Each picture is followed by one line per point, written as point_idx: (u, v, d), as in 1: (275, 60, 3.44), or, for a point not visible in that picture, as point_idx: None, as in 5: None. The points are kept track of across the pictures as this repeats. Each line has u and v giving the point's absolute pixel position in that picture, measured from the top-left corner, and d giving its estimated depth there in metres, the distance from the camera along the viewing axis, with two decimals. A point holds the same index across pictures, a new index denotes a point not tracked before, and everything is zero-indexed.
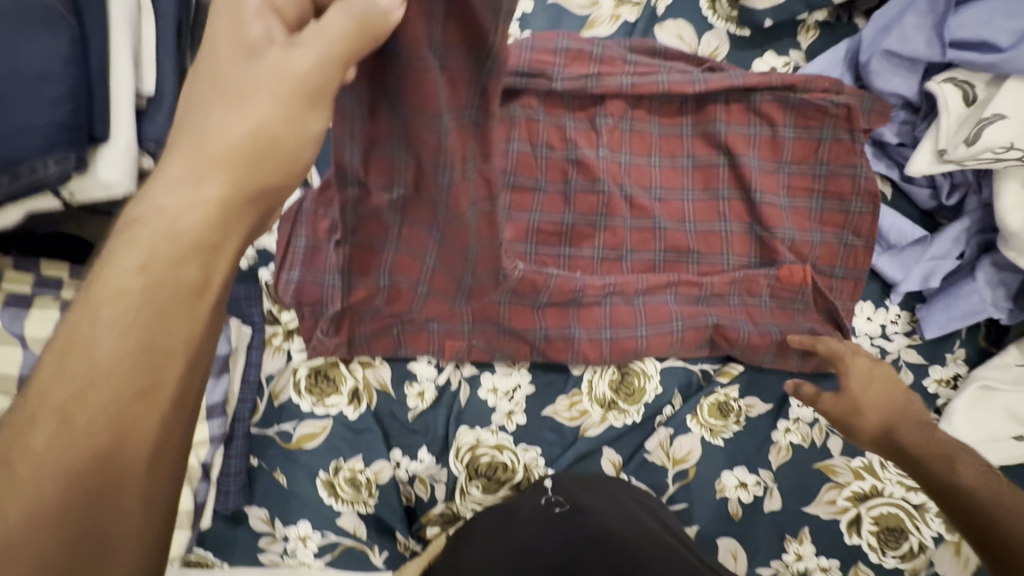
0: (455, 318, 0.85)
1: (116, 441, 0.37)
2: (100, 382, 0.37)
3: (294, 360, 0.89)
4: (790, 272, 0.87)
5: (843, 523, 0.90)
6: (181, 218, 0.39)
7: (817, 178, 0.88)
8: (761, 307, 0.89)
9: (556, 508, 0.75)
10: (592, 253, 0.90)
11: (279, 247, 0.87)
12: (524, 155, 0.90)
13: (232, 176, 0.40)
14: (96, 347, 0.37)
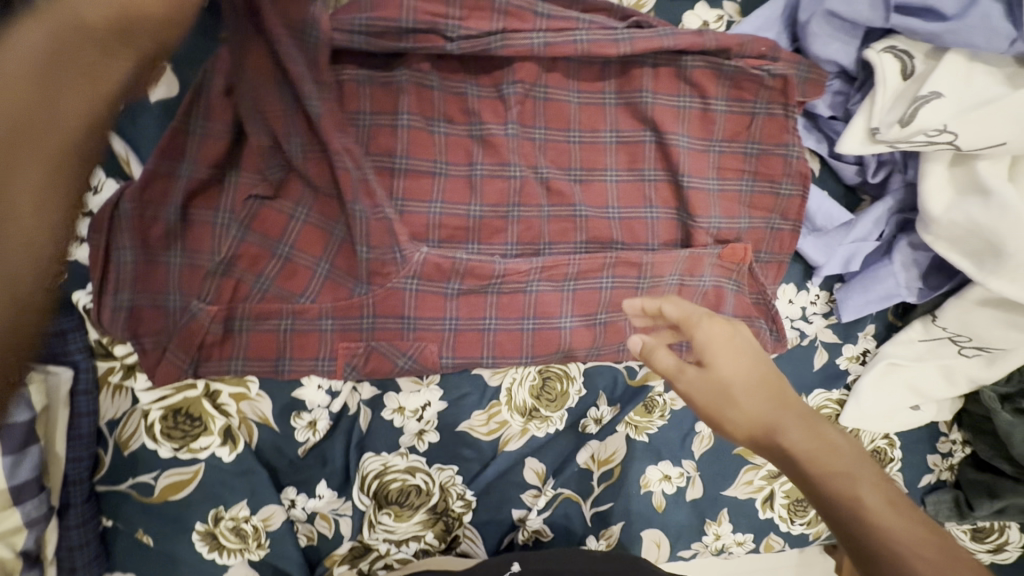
0: (354, 310, 0.74)
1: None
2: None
3: (143, 402, 0.72)
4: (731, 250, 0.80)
5: (757, 500, 0.92)
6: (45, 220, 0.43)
7: (745, 158, 0.79)
8: (699, 287, 0.81)
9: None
10: (504, 249, 0.78)
11: (94, 264, 0.66)
12: (418, 132, 0.74)
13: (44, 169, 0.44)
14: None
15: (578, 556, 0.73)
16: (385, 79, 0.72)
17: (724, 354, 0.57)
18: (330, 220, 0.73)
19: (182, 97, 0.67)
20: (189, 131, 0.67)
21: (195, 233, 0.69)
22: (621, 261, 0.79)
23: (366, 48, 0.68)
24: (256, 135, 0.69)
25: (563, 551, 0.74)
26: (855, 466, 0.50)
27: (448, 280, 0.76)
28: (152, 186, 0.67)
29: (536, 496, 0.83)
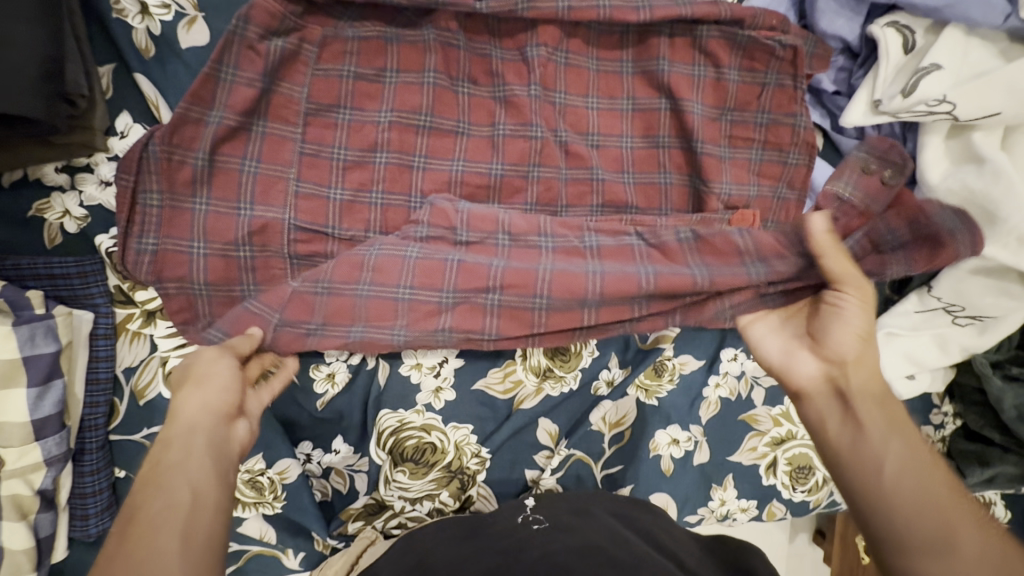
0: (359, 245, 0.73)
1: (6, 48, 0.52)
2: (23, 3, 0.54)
3: (161, 349, 0.70)
4: (741, 216, 0.80)
5: (761, 467, 0.94)
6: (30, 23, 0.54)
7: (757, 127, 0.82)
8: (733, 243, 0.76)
9: (535, 524, 0.70)
10: (586, 269, 0.75)
11: (121, 206, 0.66)
12: (443, 91, 0.76)
13: None
14: (12, 32, 0.53)
15: (602, 501, 0.75)
16: (412, 37, 0.74)
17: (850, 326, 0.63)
18: (390, 287, 0.72)
19: (213, 44, 0.68)
20: (220, 77, 0.68)
21: (220, 180, 0.70)
22: (697, 252, 0.77)
23: (396, 1, 0.70)
24: (285, 87, 0.71)
25: (587, 495, 0.77)
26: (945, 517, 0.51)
27: (450, 250, 0.74)
28: (182, 130, 0.67)
29: (549, 456, 0.84)
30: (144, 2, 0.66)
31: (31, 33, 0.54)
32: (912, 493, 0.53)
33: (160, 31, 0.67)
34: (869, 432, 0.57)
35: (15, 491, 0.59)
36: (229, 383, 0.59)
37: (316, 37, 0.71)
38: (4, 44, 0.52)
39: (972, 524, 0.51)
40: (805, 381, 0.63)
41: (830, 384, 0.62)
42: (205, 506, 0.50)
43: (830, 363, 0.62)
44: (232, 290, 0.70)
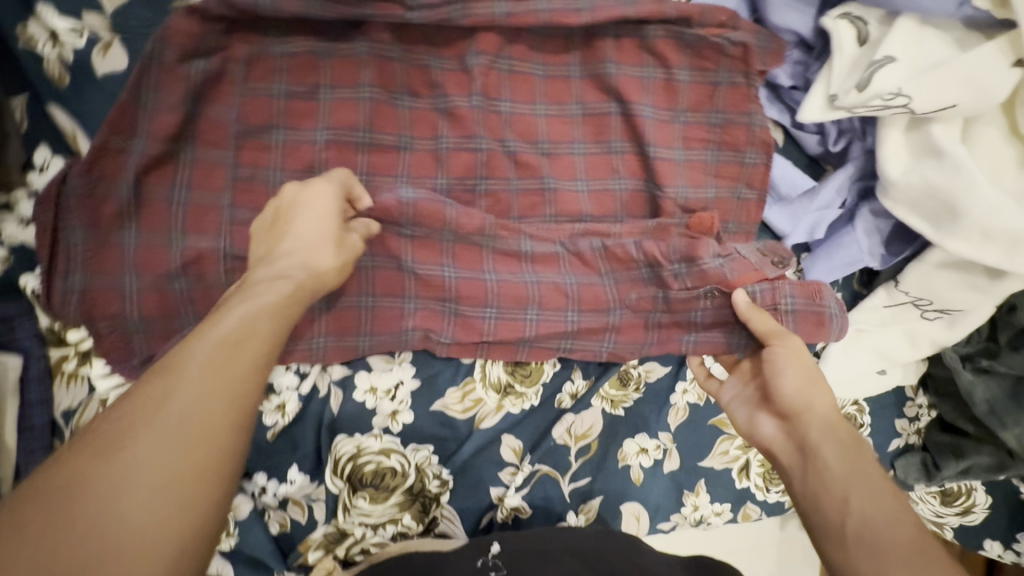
0: None
1: None
2: None
3: (99, 389, 0.67)
4: (699, 220, 0.79)
5: (733, 470, 0.93)
6: None
7: (712, 128, 0.80)
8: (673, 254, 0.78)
9: (491, 571, 0.67)
10: (524, 278, 0.78)
11: (43, 244, 0.64)
12: (382, 105, 0.73)
13: None
14: None
15: (561, 542, 0.71)
16: (345, 51, 0.71)
17: (814, 384, 0.68)
18: (352, 296, 0.74)
19: (130, 67, 0.64)
20: (140, 103, 0.64)
21: (149, 212, 0.67)
22: (610, 254, 0.78)
23: (322, 14, 0.66)
24: (211, 110, 0.68)
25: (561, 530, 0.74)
26: (897, 542, 0.53)
27: (400, 255, 0.74)
28: (103, 162, 0.64)
29: (513, 473, 0.82)
30: (54, 28, 0.63)
31: None
32: (875, 525, 0.55)
33: (72, 57, 0.63)
34: (826, 476, 0.61)
35: None
36: (312, 259, 0.61)
37: (241, 56, 0.68)
38: None
39: (914, 554, 0.52)
40: (769, 437, 0.69)
41: (794, 436, 0.66)
42: (200, 443, 0.43)
43: (788, 417, 0.67)
44: (169, 324, 0.67)
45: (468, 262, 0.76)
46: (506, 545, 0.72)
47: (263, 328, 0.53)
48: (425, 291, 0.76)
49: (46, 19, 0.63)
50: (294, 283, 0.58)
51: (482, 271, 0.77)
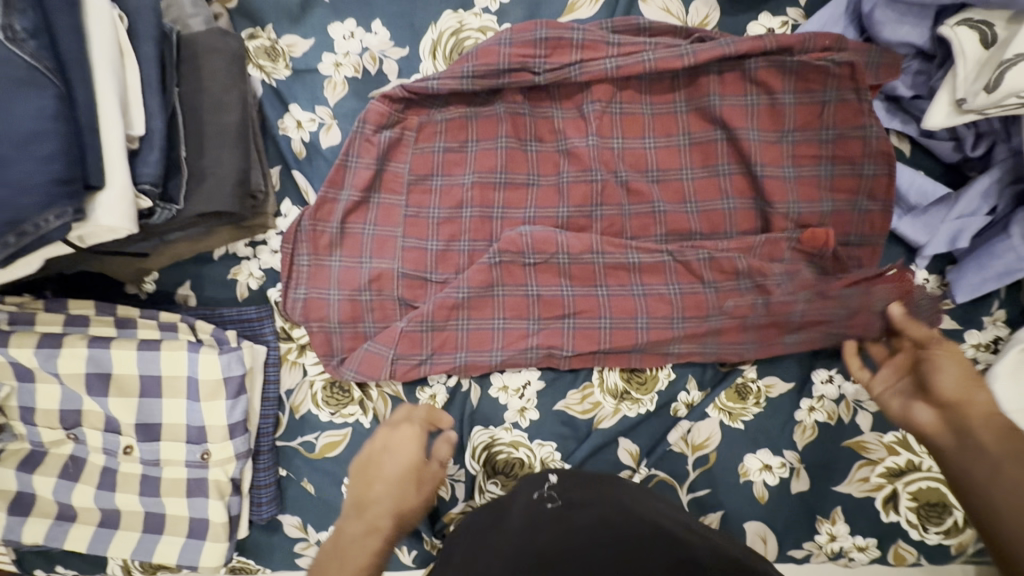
0: (452, 283, 0.87)
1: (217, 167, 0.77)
2: (226, 136, 0.79)
3: (311, 373, 0.92)
4: (811, 235, 0.83)
5: (878, 500, 0.87)
6: (227, 148, 0.79)
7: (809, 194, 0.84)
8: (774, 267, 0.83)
9: (548, 502, 0.69)
10: (631, 289, 0.86)
11: (283, 267, 0.89)
12: (515, 151, 0.90)
13: (215, 127, 0.79)
14: (220, 156, 0.78)
15: (619, 488, 0.71)
16: (487, 112, 0.90)
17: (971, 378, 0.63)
18: (487, 320, 0.87)
19: (343, 141, 0.91)
20: (348, 165, 0.89)
21: (349, 242, 0.90)
22: (716, 265, 0.84)
23: (471, 88, 0.86)
24: (392, 166, 0.91)
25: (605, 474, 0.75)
26: None
27: (525, 282, 0.87)
28: (322, 208, 0.89)
29: (631, 475, 0.88)
30: (299, 119, 0.92)
31: (228, 154, 0.78)
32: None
33: (309, 138, 0.92)
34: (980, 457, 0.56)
35: (218, 476, 0.81)
36: (413, 465, 0.73)
37: (414, 124, 0.90)
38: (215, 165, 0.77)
39: None
40: (922, 422, 0.63)
41: (948, 419, 0.61)
42: None
43: (949, 405, 0.62)
44: (358, 325, 0.90)
45: (584, 279, 0.87)
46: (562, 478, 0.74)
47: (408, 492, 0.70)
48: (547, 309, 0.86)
49: (294, 114, 0.92)
50: (410, 462, 0.73)
51: (596, 287, 0.86)
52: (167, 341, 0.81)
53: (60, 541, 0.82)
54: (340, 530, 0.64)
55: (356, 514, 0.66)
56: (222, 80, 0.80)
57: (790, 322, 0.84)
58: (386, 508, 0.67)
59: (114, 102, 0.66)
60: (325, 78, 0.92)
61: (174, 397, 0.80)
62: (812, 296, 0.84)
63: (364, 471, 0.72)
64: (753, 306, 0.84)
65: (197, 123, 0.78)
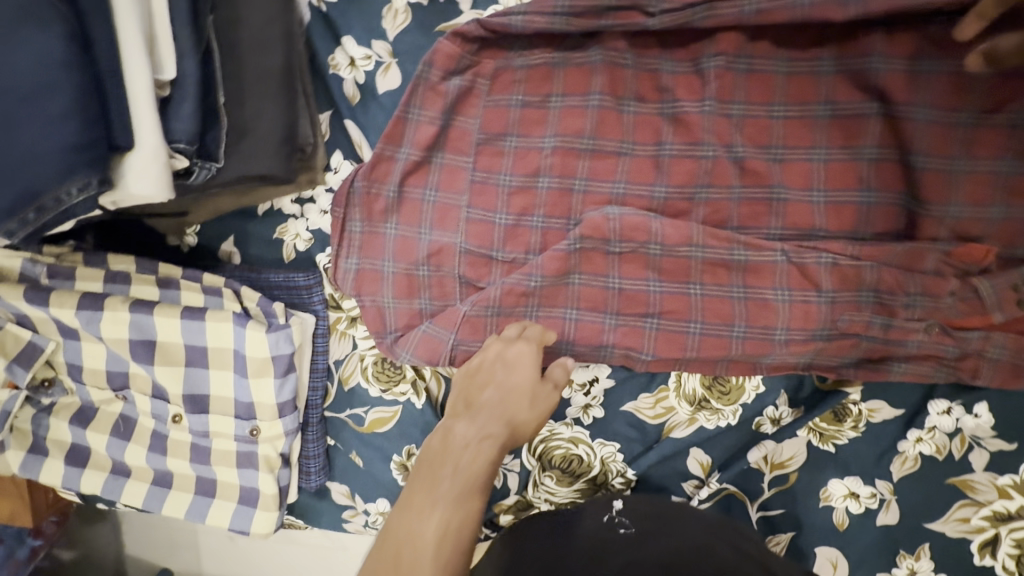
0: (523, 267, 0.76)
1: (260, 122, 0.66)
2: (270, 83, 0.67)
3: (361, 347, 0.85)
4: (968, 249, 0.68)
5: (975, 543, 0.76)
6: (271, 98, 0.67)
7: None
8: (912, 281, 0.70)
9: (621, 529, 0.70)
10: (731, 291, 0.73)
11: (334, 232, 0.80)
12: (608, 112, 0.74)
13: (258, 70, 0.66)
14: (262, 107, 0.66)
15: (694, 520, 0.71)
16: (579, 59, 0.73)
17: None
18: (559, 309, 0.76)
19: (404, 87, 0.77)
20: (408, 117, 0.76)
21: (407, 208, 0.79)
22: (838, 271, 0.71)
23: (565, 28, 0.69)
24: (460, 119, 0.77)
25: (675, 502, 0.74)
26: None
27: (606, 273, 0.75)
28: (378, 167, 0.78)
29: (698, 486, 0.82)
30: (352, 56, 0.78)
31: (270, 105, 0.67)
32: None
33: (364, 80, 0.78)
34: None
35: (267, 452, 0.78)
36: (528, 385, 0.70)
37: (488, 71, 0.75)
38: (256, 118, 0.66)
39: None
40: None
41: None
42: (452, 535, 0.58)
43: None
44: (413, 303, 0.81)
45: (675, 276, 0.74)
46: (632, 503, 0.74)
47: (517, 407, 0.69)
48: (630, 306, 0.75)
49: (348, 49, 0.78)
50: (525, 376, 0.70)
51: (688, 285, 0.74)
52: (211, 311, 0.75)
53: (116, 495, 0.81)
54: (451, 430, 0.68)
55: (467, 413, 0.69)
56: (264, 10, 0.66)
57: (920, 347, 0.71)
58: (495, 414, 0.68)
59: (138, 44, 0.54)
60: (385, 4, 0.76)
61: (221, 370, 0.75)
62: (950, 316, 0.70)
63: (470, 378, 0.72)
64: (878, 324, 0.70)
65: (236, 65, 0.65)
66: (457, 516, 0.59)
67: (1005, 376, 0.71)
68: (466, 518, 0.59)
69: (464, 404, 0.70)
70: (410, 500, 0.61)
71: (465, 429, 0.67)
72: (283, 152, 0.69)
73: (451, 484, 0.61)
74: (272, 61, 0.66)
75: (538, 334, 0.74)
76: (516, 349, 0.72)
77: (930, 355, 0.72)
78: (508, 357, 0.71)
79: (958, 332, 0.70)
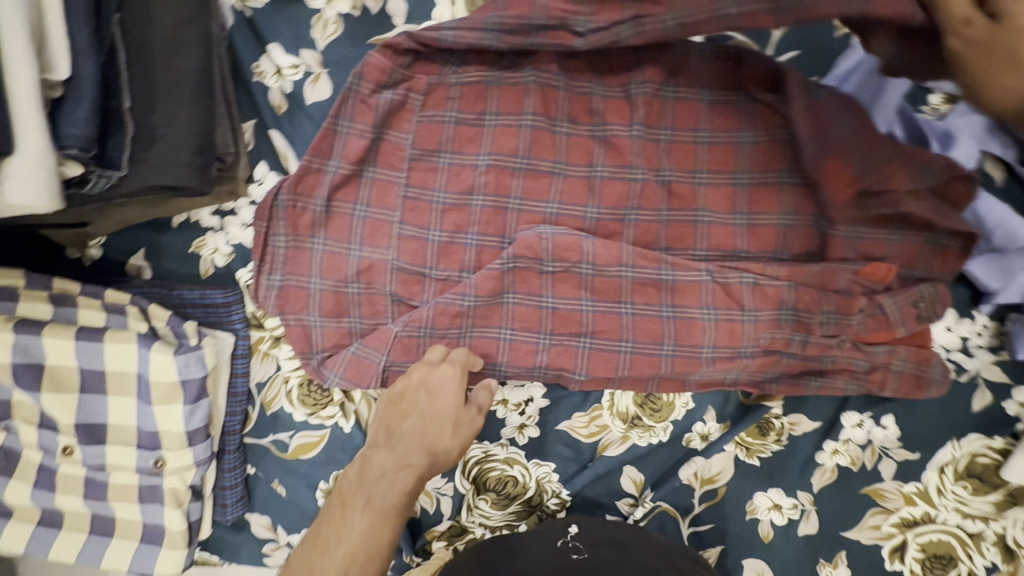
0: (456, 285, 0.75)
1: (171, 130, 0.62)
2: (184, 89, 0.63)
3: (285, 369, 0.81)
4: (872, 268, 0.73)
5: (885, 549, 0.81)
6: (186, 106, 0.63)
7: (791, 56, 0.75)
8: (827, 303, 0.73)
9: (574, 554, 0.69)
10: (660, 311, 0.75)
11: (256, 247, 0.76)
12: (541, 132, 0.75)
13: (171, 74, 0.62)
14: (173, 113, 0.62)
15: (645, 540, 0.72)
16: (514, 78, 0.74)
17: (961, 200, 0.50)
18: (492, 328, 0.75)
19: (333, 98, 0.74)
20: (337, 130, 0.74)
21: (335, 223, 0.76)
22: (759, 291, 0.74)
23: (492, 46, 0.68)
24: (392, 134, 0.75)
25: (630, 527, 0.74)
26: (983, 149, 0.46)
27: (540, 293, 0.75)
28: (305, 180, 0.75)
29: (632, 504, 0.82)
30: (279, 64, 0.74)
31: (184, 112, 0.62)
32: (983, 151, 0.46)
33: (291, 90, 0.75)
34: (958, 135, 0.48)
35: (174, 484, 0.71)
36: (451, 411, 0.69)
37: (422, 86, 0.74)
38: (167, 125, 0.62)
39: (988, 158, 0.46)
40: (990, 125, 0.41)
41: None
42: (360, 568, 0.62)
43: None
44: (341, 322, 0.77)
45: (607, 295, 0.75)
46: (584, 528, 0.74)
47: (439, 434, 0.68)
48: (563, 325, 0.75)
49: (274, 56, 0.74)
50: (450, 404, 0.69)
51: (620, 304, 0.75)
52: (112, 331, 0.69)
53: None
54: (369, 458, 0.68)
55: (388, 443, 0.68)
56: (179, 10, 0.62)
57: (831, 361, 0.75)
58: (415, 444, 0.67)
59: (25, 42, 0.49)
60: (315, 14, 0.74)
61: (121, 396, 0.69)
62: (859, 333, 0.75)
63: (393, 403, 0.70)
64: (796, 341, 0.74)
65: (143, 67, 0.61)
66: (363, 551, 0.62)
67: (908, 389, 0.75)
68: (371, 554, 0.63)
69: (386, 432, 0.69)
70: (319, 532, 0.64)
71: (383, 461, 0.67)
72: (198, 162, 0.63)
73: (359, 523, 0.64)
74: (187, 66, 0.63)
75: (465, 355, 0.72)
76: (441, 370, 0.70)
77: (843, 370, 0.75)
78: (431, 380, 0.69)
79: (866, 349, 0.75)
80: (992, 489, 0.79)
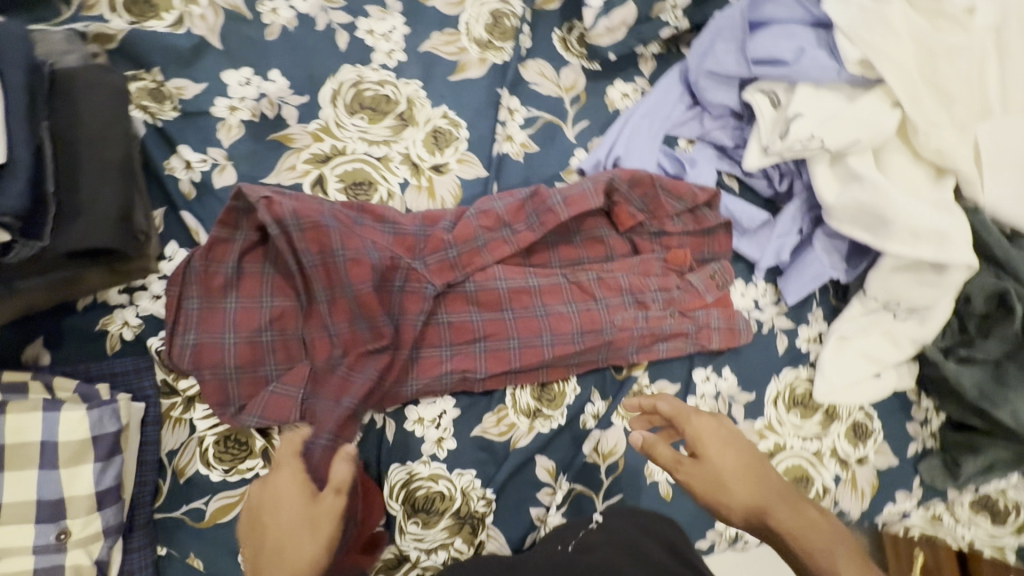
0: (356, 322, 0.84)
1: (98, 202, 0.72)
2: (108, 170, 0.74)
3: (199, 430, 0.82)
4: (674, 255, 1.00)
5: None
6: (110, 182, 0.74)
7: (583, 123, 1.04)
8: (651, 286, 0.98)
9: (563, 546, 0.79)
10: (535, 311, 0.93)
11: (168, 311, 0.82)
12: (417, 190, 0.96)
13: (96, 160, 0.73)
14: (98, 189, 0.72)
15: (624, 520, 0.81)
16: (390, 155, 0.96)
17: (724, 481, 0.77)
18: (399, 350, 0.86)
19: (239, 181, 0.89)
20: (240, 208, 0.84)
21: (245, 282, 0.86)
22: (603, 283, 0.97)
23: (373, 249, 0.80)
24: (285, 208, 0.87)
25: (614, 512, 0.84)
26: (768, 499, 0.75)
27: (435, 312, 0.91)
28: (214, 249, 0.84)
29: (551, 492, 0.91)
30: (188, 160, 0.89)
31: (107, 188, 0.73)
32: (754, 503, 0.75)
33: (200, 178, 0.89)
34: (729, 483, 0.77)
35: (78, 560, 0.69)
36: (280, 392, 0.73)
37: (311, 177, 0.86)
38: (93, 198, 0.72)
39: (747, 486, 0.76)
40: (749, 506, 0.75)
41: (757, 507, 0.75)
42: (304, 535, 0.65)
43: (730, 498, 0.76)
44: (258, 370, 0.84)
45: (490, 306, 0.93)
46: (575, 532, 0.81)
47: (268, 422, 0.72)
48: (459, 335, 0.90)
49: (183, 154, 0.89)
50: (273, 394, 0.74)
51: (503, 311, 0.93)
52: (13, 403, 0.68)
53: None
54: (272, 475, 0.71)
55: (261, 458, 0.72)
56: (103, 114, 0.75)
57: (668, 326, 0.97)
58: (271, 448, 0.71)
59: None
60: (218, 121, 0.91)
61: (20, 470, 0.67)
62: (682, 302, 0.99)
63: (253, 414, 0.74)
64: (640, 317, 0.96)
65: (70, 156, 0.72)
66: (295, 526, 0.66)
67: (728, 339, 0.99)
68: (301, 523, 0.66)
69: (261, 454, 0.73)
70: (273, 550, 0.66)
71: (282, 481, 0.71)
72: (121, 229, 0.74)
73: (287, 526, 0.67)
74: (111, 152, 0.75)
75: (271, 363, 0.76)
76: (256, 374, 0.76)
77: (679, 332, 0.98)
78: None
79: (690, 314, 0.99)
80: (814, 411, 1.01)
